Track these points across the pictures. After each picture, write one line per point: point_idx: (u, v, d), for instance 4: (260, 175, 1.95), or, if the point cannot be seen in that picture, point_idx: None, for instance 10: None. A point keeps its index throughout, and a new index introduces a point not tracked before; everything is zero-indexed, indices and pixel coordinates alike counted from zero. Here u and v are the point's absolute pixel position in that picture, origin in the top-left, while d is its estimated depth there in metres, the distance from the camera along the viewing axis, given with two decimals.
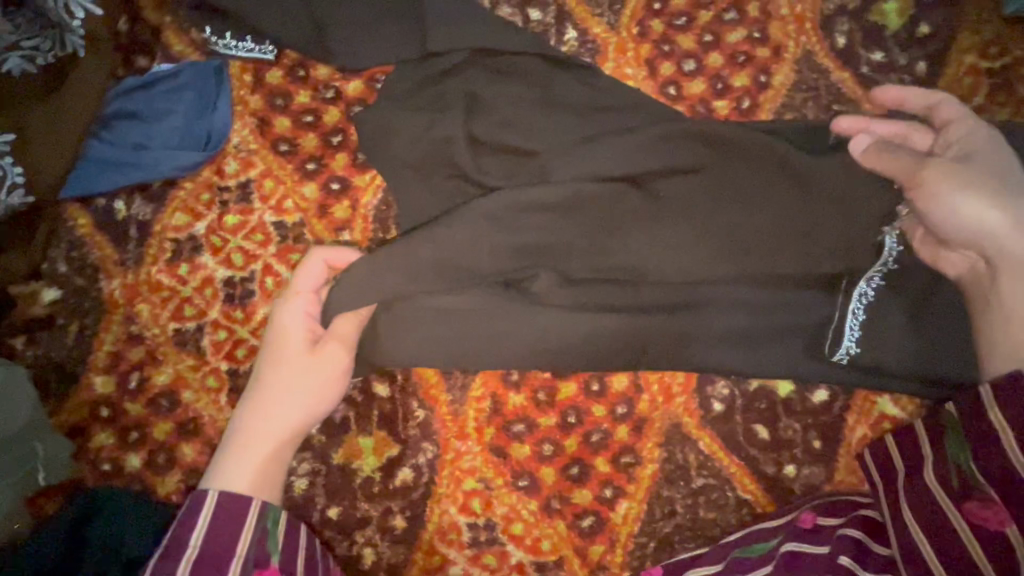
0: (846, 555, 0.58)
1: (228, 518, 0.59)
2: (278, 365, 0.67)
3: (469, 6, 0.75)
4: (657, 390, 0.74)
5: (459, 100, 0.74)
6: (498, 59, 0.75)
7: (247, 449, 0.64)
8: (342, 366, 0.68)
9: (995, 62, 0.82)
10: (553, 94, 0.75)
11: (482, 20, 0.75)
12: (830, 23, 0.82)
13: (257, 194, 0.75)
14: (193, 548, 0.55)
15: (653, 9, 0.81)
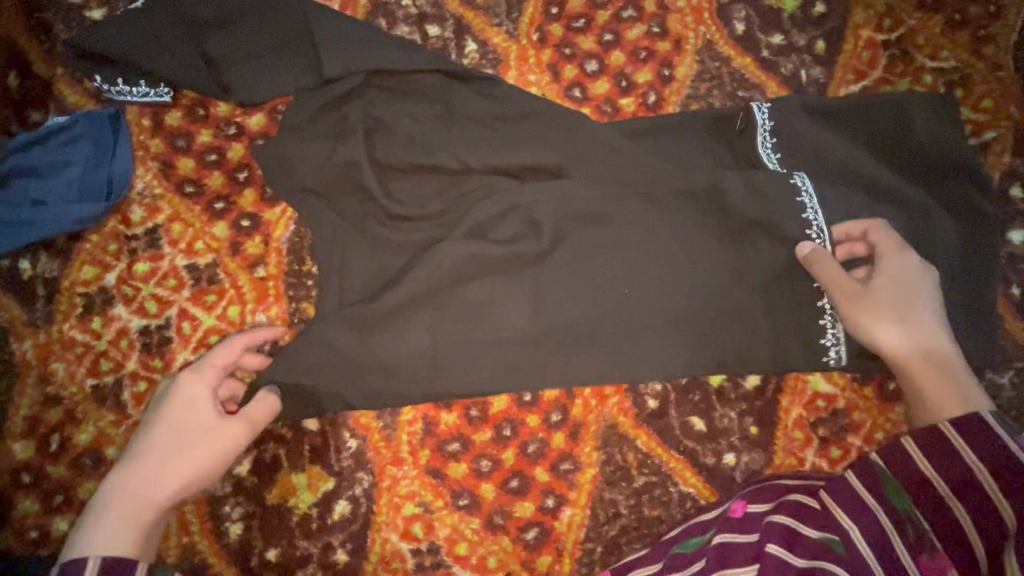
0: (774, 543, 0.56)
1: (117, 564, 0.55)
2: (177, 424, 0.63)
3: (364, 29, 0.75)
4: (590, 393, 0.73)
5: (361, 125, 0.73)
6: (397, 79, 0.75)
7: (122, 512, 0.59)
8: (237, 443, 0.65)
9: (890, 35, 0.83)
10: (456, 109, 0.75)
11: (376, 42, 0.74)
12: (727, 11, 0.83)
13: (166, 238, 0.73)
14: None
15: (551, 14, 0.81)
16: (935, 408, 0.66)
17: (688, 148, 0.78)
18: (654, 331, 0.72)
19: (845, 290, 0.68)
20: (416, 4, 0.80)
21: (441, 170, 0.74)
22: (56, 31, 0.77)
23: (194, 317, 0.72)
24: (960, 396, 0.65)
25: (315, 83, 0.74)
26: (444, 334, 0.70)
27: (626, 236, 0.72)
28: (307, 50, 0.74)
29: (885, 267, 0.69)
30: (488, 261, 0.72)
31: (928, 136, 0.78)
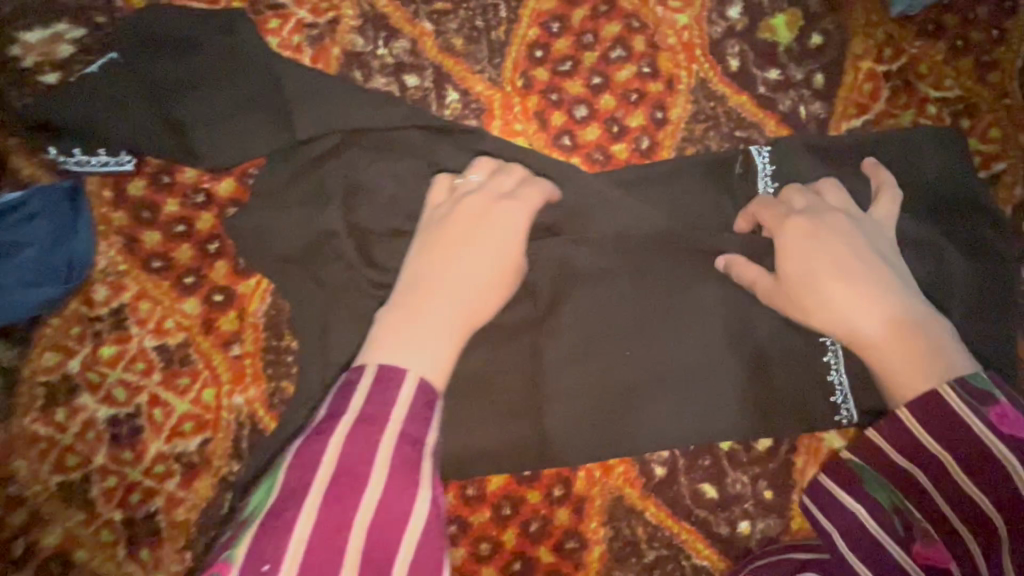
0: None
1: (421, 406, 0.52)
2: (429, 257, 0.62)
3: (338, 85, 0.71)
4: (593, 465, 0.69)
5: (338, 188, 0.69)
6: (376, 137, 0.71)
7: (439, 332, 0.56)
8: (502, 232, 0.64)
9: (891, 65, 0.80)
10: (439, 167, 0.71)
11: (353, 100, 0.70)
12: (720, 47, 0.79)
13: (133, 318, 0.68)
14: (359, 413, 0.49)
15: (536, 58, 0.77)
16: (902, 383, 0.56)
17: (690, 196, 0.73)
18: (662, 398, 0.67)
19: (805, 272, 0.63)
20: (392, 53, 0.76)
21: (425, 234, 0.69)
22: (10, 99, 0.72)
23: (165, 403, 0.67)
24: (927, 371, 0.56)
25: (289, 146, 0.69)
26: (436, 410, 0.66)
27: (632, 296, 0.68)
28: (279, 115, 0.69)
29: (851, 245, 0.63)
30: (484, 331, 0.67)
31: (938, 171, 0.74)
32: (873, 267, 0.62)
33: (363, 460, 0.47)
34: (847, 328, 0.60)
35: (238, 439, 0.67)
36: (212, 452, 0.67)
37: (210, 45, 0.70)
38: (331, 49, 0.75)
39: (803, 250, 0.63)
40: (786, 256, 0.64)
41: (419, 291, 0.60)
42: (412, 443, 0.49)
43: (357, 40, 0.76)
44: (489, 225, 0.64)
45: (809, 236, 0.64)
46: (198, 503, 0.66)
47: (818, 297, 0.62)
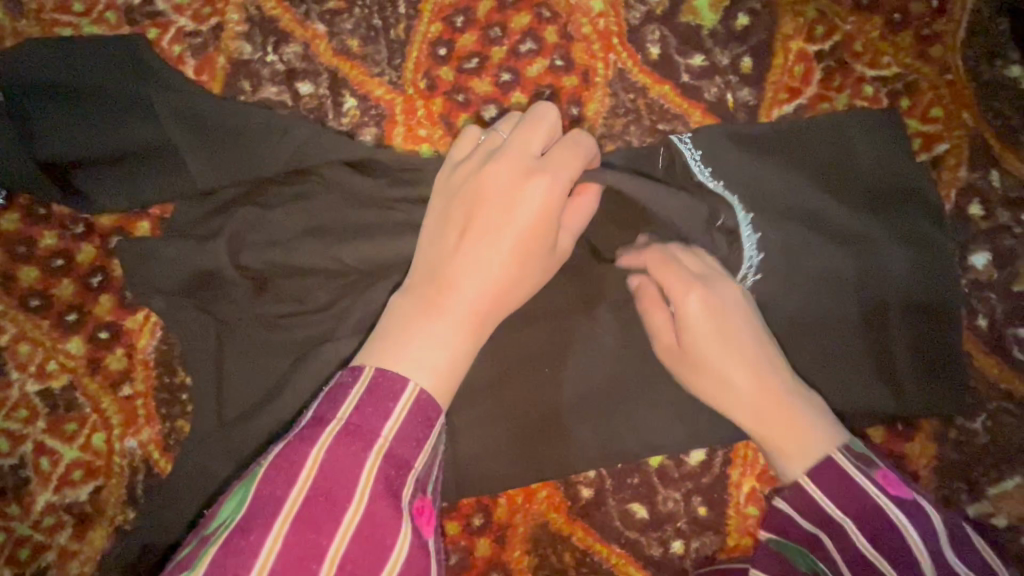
0: None
1: (378, 404, 0.44)
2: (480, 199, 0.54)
3: (222, 106, 0.66)
4: (515, 491, 0.65)
5: (228, 219, 0.64)
6: (264, 161, 0.65)
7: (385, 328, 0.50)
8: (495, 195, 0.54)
9: (823, 44, 0.74)
10: (336, 188, 0.66)
11: (239, 123, 0.66)
12: (639, 34, 0.73)
13: (13, 362, 0.64)
14: (334, 440, 0.41)
15: (439, 56, 0.71)
16: (784, 454, 0.54)
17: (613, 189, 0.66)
18: (580, 419, 0.63)
19: (700, 354, 0.57)
20: (283, 60, 0.70)
21: (317, 260, 0.63)
22: None
23: (52, 451, 0.63)
24: (799, 445, 0.53)
25: (179, 184, 0.65)
26: None
27: (548, 312, 0.64)
28: (164, 148, 0.65)
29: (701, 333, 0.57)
30: None
31: (873, 160, 0.69)
32: (762, 337, 0.58)
33: (346, 478, 0.40)
34: (750, 412, 0.55)
35: (132, 485, 0.63)
36: (105, 501, 0.63)
37: (92, 72, 0.65)
38: (216, 58, 0.70)
39: (705, 335, 0.57)
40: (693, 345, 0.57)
41: (442, 288, 0.51)
42: (350, 463, 0.40)
43: (245, 46, 0.70)
44: (534, 198, 0.53)
45: (713, 316, 0.57)
46: (94, 554, 0.62)
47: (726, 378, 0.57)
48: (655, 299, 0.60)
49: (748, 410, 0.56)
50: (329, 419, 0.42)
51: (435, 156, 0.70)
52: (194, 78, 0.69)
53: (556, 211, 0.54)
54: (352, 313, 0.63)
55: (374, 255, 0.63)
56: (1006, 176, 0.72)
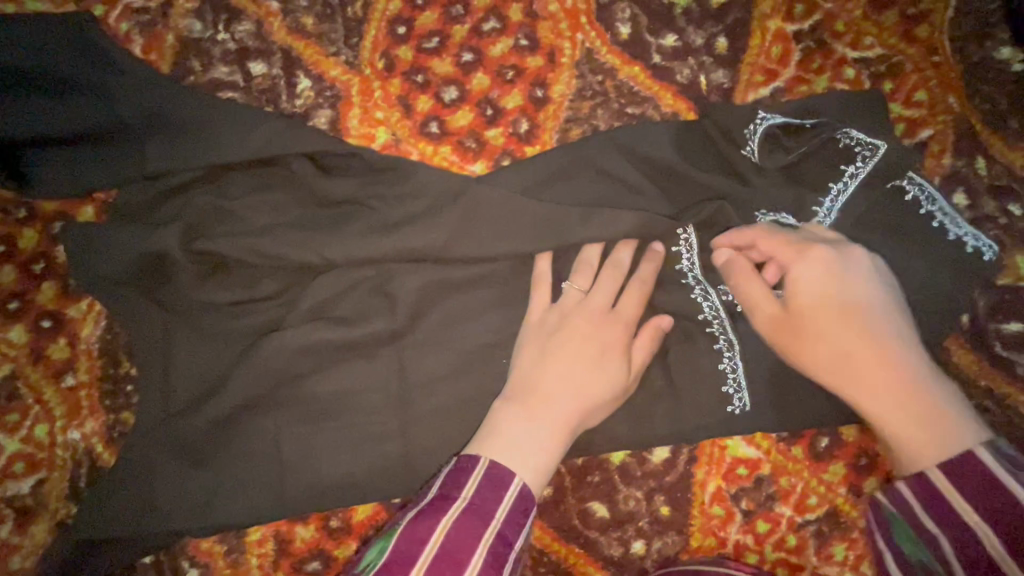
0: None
1: (492, 490, 0.50)
2: (589, 333, 0.60)
3: (168, 89, 0.64)
4: None
5: (176, 209, 0.63)
6: (206, 145, 0.62)
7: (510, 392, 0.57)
8: (605, 334, 0.60)
9: (803, 23, 0.70)
10: (286, 176, 0.64)
11: (186, 107, 0.63)
12: (608, 11, 0.70)
13: None
14: (468, 500, 0.48)
15: (398, 35, 0.68)
16: (907, 452, 0.50)
17: (576, 179, 0.65)
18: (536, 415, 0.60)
19: (814, 335, 0.56)
20: (235, 38, 0.68)
21: (256, 248, 0.61)
22: None
23: None
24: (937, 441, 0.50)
25: (126, 172, 0.63)
26: (287, 437, 0.60)
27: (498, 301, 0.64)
28: (114, 136, 0.63)
29: (810, 304, 0.57)
30: (338, 353, 0.62)
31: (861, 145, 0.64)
32: (852, 307, 0.55)
33: (466, 544, 0.46)
34: (878, 398, 0.53)
35: (75, 478, 0.61)
36: (47, 494, 0.61)
37: (46, 59, 0.63)
38: (165, 36, 0.67)
39: (814, 302, 0.56)
40: (789, 322, 0.57)
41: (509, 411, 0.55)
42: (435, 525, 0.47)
43: (196, 24, 0.67)
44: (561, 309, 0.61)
45: (829, 284, 0.56)
46: (36, 549, 0.61)
47: (839, 355, 0.55)
48: (748, 275, 0.59)
49: (873, 392, 0.53)
50: (453, 497, 0.49)
51: (393, 140, 0.67)
52: (141, 56, 0.67)
53: (629, 348, 0.60)
54: (299, 300, 0.62)
55: (317, 242, 0.61)
56: (992, 163, 0.69)
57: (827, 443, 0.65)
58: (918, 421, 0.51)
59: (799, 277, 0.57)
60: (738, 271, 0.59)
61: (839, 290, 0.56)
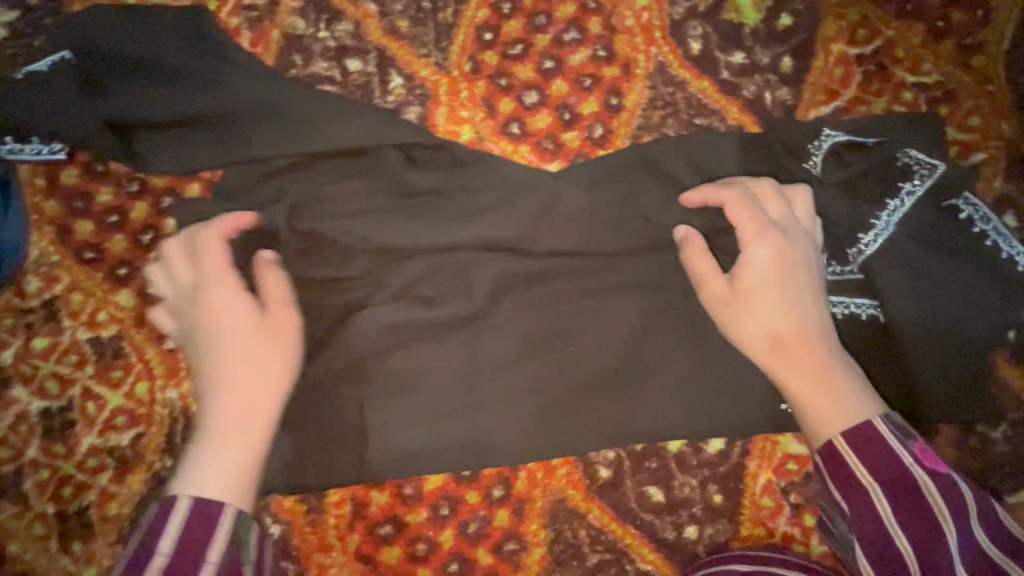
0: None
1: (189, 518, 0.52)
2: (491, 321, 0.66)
3: (274, 81, 0.69)
4: (535, 465, 0.67)
5: (272, 190, 0.68)
6: (308, 133, 0.68)
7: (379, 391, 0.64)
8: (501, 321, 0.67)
9: (864, 48, 0.75)
10: (371, 164, 0.68)
11: (289, 99, 0.68)
12: (681, 29, 0.75)
13: (65, 310, 0.67)
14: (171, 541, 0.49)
15: (485, 40, 0.73)
16: (820, 420, 0.56)
17: (648, 182, 0.70)
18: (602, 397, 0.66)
19: (757, 320, 0.62)
20: (334, 36, 0.73)
21: (351, 233, 0.66)
22: None
23: (98, 397, 0.66)
24: (839, 410, 0.55)
25: (234, 156, 0.68)
26: (369, 407, 0.64)
27: (568, 292, 0.68)
28: (222, 123, 0.68)
29: (758, 286, 0.62)
30: (420, 332, 0.66)
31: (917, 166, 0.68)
32: (786, 287, 0.62)
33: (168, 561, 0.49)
34: (810, 378, 0.58)
35: (171, 434, 0.66)
36: (145, 447, 0.66)
37: (170, 53, 0.69)
38: (271, 31, 0.72)
39: (763, 286, 0.62)
40: (731, 310, 0.62)
41: (251, 424, 0.59)
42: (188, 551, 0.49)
43: (298, 22, 0.73)
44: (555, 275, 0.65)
45: (778, 264, 0.62)
46: (131, 498, 0.65)
47: (768, 332, 0.61)
48: (700, 247, 0.65)
49: (789, 373, 0.59)
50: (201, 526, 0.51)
51: (476, 138, 0.72)
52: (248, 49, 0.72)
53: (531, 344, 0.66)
54: (385, 282, 0.66)
55: (410, 230, 0.66)
56: None
57: None
58: (816, 395, 0.57)
59: (761, 254, 0.62)
60: (696, 249, 0.65)
61: (785, 290, 0.62)
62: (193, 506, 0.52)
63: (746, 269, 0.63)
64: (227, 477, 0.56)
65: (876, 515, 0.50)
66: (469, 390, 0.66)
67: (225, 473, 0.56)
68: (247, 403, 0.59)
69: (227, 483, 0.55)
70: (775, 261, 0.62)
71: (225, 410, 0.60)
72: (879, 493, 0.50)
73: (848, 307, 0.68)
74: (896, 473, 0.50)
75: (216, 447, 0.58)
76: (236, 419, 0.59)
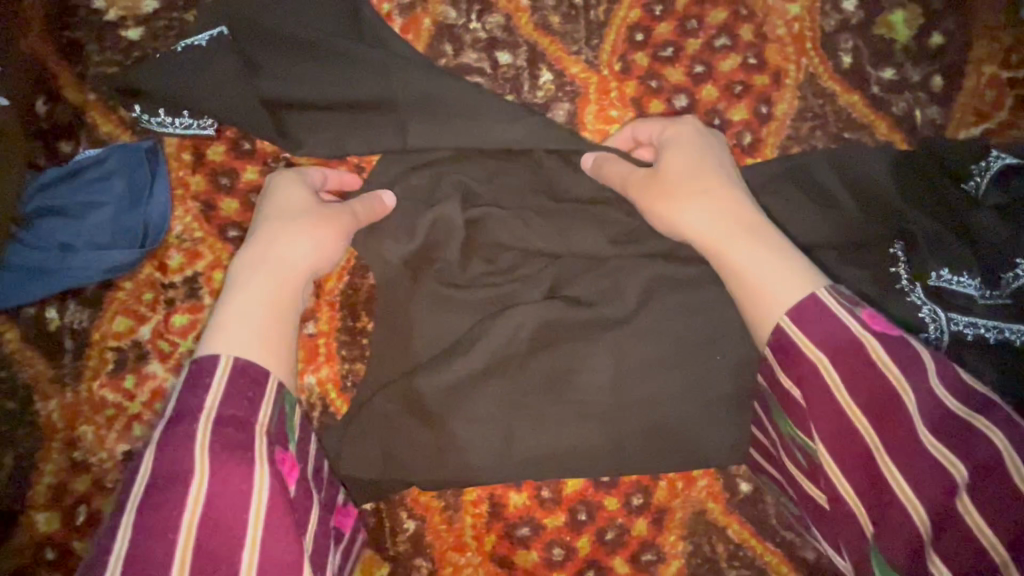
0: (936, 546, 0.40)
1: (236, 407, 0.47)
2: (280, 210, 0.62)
3: (429, 70, 0.67)
4: (676, 476, 0.65)
5: (427, 178, 0.67)
6: (462, 124, 0.66)
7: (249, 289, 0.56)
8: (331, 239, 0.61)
9: (1017, 72, 0.74)
10: (524, 162, 0.68)
11: (443, 90, 0.66)
12: (832, 41, 0.74)
13: (206, 288, 0.66)
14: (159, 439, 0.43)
15: (636, 41, 0.73)
16: (785, 291, 0.50)
17: (799, 196, 0.70)
18: None
19: (694, 203, 0.58)
20: (485, 28, 0.72)
21: (503, 227, 0.65)
22: (89, 52, 0.69)
23: None
24: (765, 285, 0.51)
25: (383, 147, 0.66)
26: (516, 404, 0.62)
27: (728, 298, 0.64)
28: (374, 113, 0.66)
29: (667, 173, 0.60)
30: (571, 331, 0.64)
31: None
32: (702, 177, 0.59)
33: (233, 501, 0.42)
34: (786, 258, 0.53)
35: (308, 420, 0.65)
36: None
37: (322, 36, 0.67)
38: (423, 18, 0.72)
39: (679, 172, 0.60)
40: (728, 207, 0.58)
41: (242, 284, 0.56)
42: (235, 423, 0.45)
43: (450, 12, 0.72)
44: (683, 150, 0.61)
45: (685, 155, 0.61)
46: None
47: (693, 221, 0.58)
48: (611, 158, 0.64)
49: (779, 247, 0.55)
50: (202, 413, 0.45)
51: None
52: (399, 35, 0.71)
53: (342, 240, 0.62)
54: (535, 278, 0.65)
55: (563, 227, 0.66)
56: None
57: None
58: (753, 277, 0.52)
59: (665, 155, 0.61)
60: (607, 162, 0.64)
61: (684, 174, 0.60)
62: (235, 362, 0.49)
63: (656, 173, 0.61)
64: (256, 332, 0.52)
65: (865, 450, 0.44)
66: (621, 394, 0.63)
67: (248, 328, 0.52)
68: (264, 278, 0.56)
69: (272, 339, 0.53)
70: (684, 162, 0.60)
71: (244, 282, 0.56)
72: (866, 427, 0.44)
73: (1001, 331, 0.63)
74: (923, 399, 0.42)
75: (232, 306, 0.54)
76: (269, 286, 0.56)
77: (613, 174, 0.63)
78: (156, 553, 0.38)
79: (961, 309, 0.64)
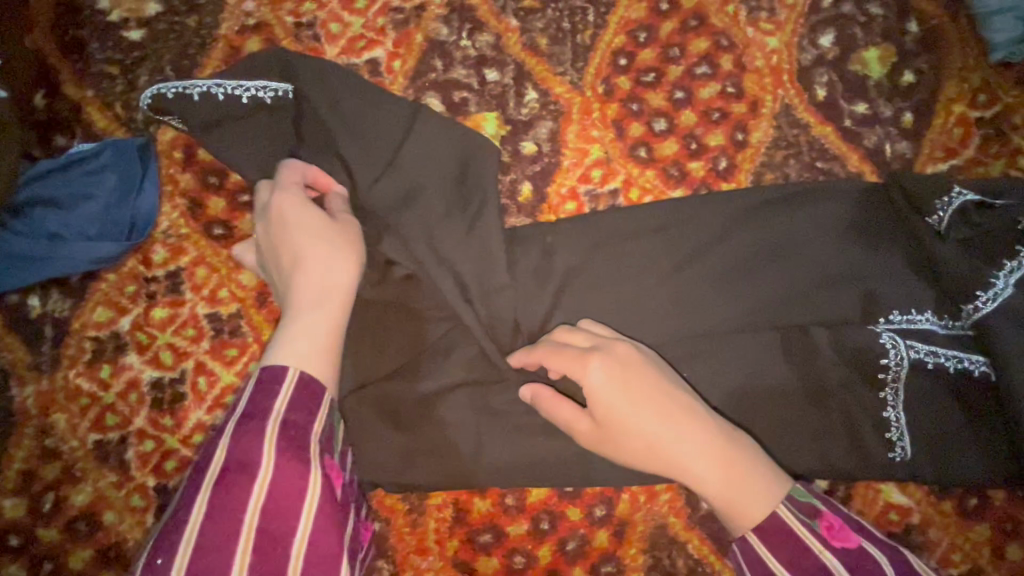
0: None
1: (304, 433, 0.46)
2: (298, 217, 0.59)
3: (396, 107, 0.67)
4: (638, 489, 0.66)
5: (395, 191, 0.65)
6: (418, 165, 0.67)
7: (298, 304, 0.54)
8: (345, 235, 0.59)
9: (985, 112, 0.77)
10: (495, 183, 0.67)
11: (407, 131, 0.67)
12: (808, 75, 0.77)
13: (188, 283, 0.68)
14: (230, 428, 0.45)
15: (620, 65, 0.75)
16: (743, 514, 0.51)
17: (774, 218, 0.71)
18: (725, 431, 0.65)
19: (642, 444, 0.54)
20: (475, 46, 0.75)
21: (475, 246, 0.66)
22: (91, 50, 0.72)
23: (211, 372, 0.66)
24: (752, 498, 0.51)
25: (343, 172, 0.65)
26: (486, 413, 0.64)
27: (694, 320, 0.68)
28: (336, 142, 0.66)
29: (603, 404, 0.55)
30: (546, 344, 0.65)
31: None
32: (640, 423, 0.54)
33: (283, 489, 0.43)
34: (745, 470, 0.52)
35: None
36: None
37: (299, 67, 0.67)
38: (416, 34, 0.74)
39: (608, 399, 0.55)
40: (670, 417, 0.54)
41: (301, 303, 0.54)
42: (295, 427, 0.46)
43: (442, 28, 0.75)
44: (614, 384, 0.55)
45: (619, 376, 0.55)
46: None
47: (659, 444, 0.54)
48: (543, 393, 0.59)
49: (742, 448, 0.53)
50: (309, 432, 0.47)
51: (604, 158, 0.73)
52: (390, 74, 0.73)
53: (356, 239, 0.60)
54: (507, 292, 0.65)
55: (542, 242, 0.68)
56: None
57: (974, 503, 0.69)
58: (744, 498, 0.51)
59: (600, 370, 0.56)
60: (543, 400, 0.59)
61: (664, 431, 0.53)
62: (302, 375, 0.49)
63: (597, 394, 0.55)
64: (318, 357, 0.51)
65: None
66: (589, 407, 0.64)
67: (313, 351, 0.51)
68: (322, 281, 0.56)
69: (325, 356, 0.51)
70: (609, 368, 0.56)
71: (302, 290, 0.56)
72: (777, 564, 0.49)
73: (961, 361, 0.65)
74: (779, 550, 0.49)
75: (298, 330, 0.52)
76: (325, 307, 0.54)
77: (563, 416, 0.58)
78: (222, 547, 0.40)
79: (920, 338, 0.66)
